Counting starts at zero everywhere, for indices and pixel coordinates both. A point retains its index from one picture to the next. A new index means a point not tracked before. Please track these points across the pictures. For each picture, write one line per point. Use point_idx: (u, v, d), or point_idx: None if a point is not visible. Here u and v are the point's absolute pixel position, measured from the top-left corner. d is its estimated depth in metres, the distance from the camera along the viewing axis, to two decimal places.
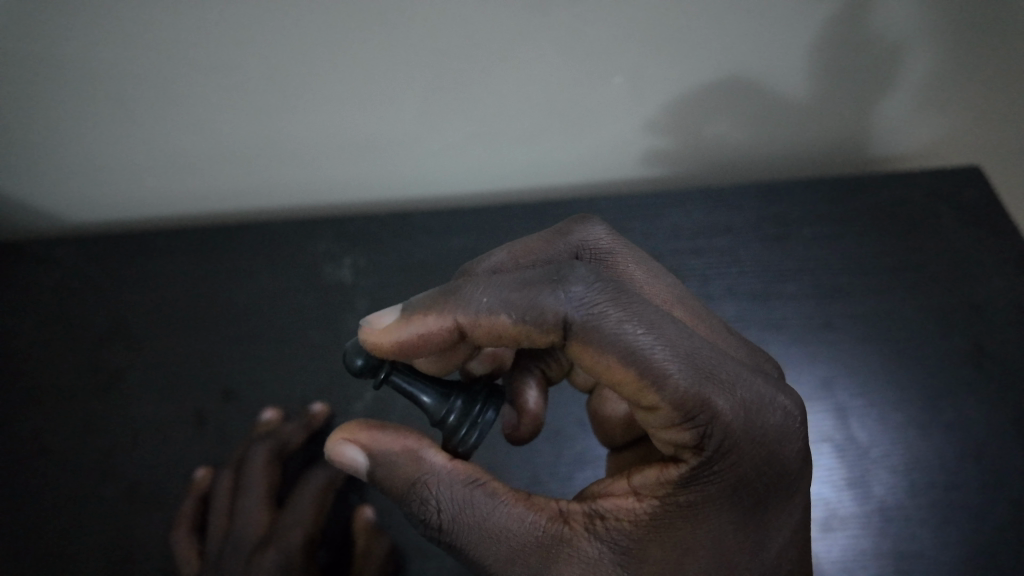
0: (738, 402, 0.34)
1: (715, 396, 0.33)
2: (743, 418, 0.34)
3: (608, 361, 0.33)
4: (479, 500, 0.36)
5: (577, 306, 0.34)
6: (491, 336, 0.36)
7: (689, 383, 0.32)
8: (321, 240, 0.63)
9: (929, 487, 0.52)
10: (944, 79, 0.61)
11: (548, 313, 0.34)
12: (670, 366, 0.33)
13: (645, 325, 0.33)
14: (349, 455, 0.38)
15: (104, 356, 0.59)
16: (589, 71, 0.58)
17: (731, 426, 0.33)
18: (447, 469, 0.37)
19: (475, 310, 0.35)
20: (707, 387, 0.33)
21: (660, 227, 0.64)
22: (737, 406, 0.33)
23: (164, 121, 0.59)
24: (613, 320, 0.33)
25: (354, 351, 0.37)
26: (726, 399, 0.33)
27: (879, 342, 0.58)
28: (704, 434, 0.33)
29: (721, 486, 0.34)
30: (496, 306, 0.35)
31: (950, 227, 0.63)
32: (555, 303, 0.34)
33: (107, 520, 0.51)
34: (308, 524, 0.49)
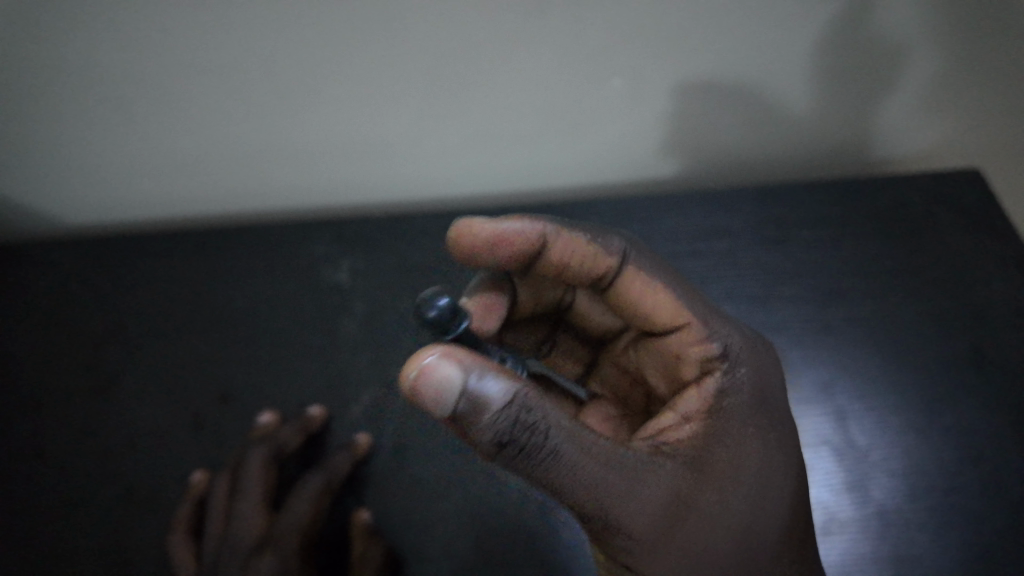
0: (751, 359, 0.44)
1: (722, 331, 0.45)
2: (756, 372, 0.43)
3: (655, 287, 0.46)
4: (585, 437, 0.35)
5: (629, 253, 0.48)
6: (564, 254, 0.47)
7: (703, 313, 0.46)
8: (319, 242, 0.63)
9: (928, 490, 0.52)
10: (943, 81, 0.61)
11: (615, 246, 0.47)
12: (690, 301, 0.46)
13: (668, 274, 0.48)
14: (447, 370, 0.34)
15: (101, 358, 0.59)
16: (587, 73, 0.57)
17: (749, 373, 0.43)
18: (554, 404, 0.35)
19: (562, 227, 0.47)
20: (715, 319, 0.45)
21: (659, 229, 0.64)
22: (742, 345, 0.44)
23: (161, 122, 0.59)
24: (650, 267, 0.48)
25: (433, 304, 0.36)
26: (730, 340, 0.44)
27: (878, 345, 0.58)
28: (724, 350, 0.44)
29: (750, 416, 0.41)
30: (579, 229, 0.47)
31: (949, 230, 0.63)
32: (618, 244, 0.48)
33: (105, 523, 0.51)
34: (305, 525, 0.50)
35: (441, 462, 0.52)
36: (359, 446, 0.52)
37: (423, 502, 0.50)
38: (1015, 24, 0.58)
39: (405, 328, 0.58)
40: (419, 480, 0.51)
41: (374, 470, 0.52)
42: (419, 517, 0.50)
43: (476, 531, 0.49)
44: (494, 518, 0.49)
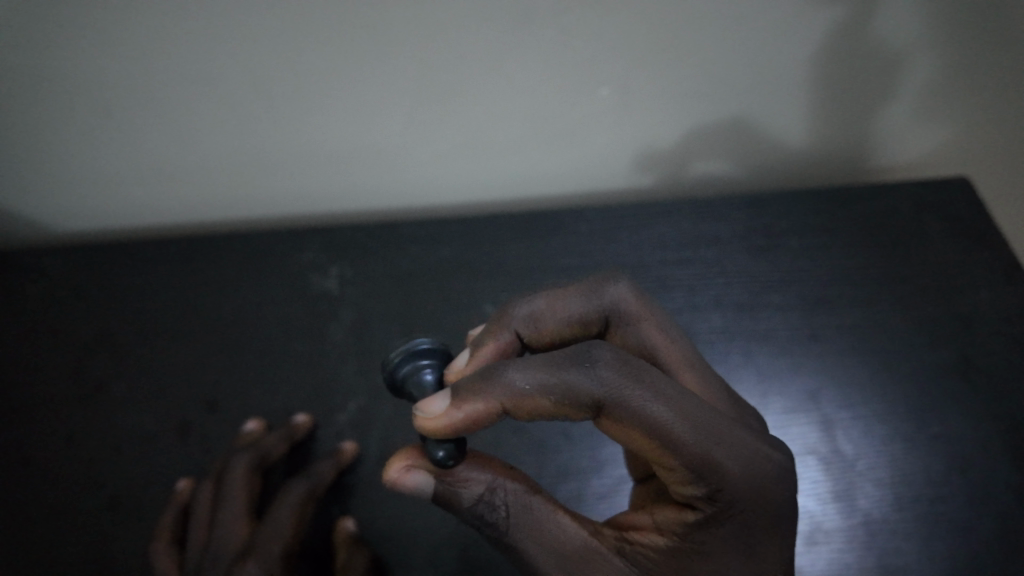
0: (744, 466, 0.38)
1: (719, 454, 0.37)
2: (748, 484, 0.38)
3: (634, 430, 0.37)
4: (548, 527, 0.40)
5: (608, 390, 0.36)
6: (530, 413, 0.37)
7: (705, 430, 0.37)
8: (308, 249, 0.63)
9: (915, 500, 0.52)
10: (931, 91, 0.61)
11: (586, 395, 0.37)
12: (689, 433, 0.36)
13: (660, 415, 0.36)
14: (415, 479, 0.39)
15: (87, 366, 0.59)
16: (575, 82, 0.58)
17: (738, 490, 0.38)
18: (512, 493, 0.40)
19: (513, 390, 0.36)
20: (716, 442, 0.37)
21: (647, 238, 0.64)
22: (742, 466, 0.38)
23: (150, 129, 0.59)
24: (641, 404, 0.36)
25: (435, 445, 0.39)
26: (731, 460, 0.37)
27: (865, 353, 0.58)
28: (712, 488, 0.37)
29: (735, 530, 0.39)
30: (533, 384, 0.37)
31: (936, 240, 0.64)
32: (591, 391, 0.36)
33: (88, 531, 0.51)
34: (287, 537, 0.47)
35: None
36: (345, 454, 0.52)
37: (407, 511, 0.50)
38: (1005, 36, 0.58)
39: (393, 336, 0.59)
40: (404, 489, 0.51)
41: (358, 479, 0.52)
42: (403, 526, 0.50)
43: (460, 540, 0.49)
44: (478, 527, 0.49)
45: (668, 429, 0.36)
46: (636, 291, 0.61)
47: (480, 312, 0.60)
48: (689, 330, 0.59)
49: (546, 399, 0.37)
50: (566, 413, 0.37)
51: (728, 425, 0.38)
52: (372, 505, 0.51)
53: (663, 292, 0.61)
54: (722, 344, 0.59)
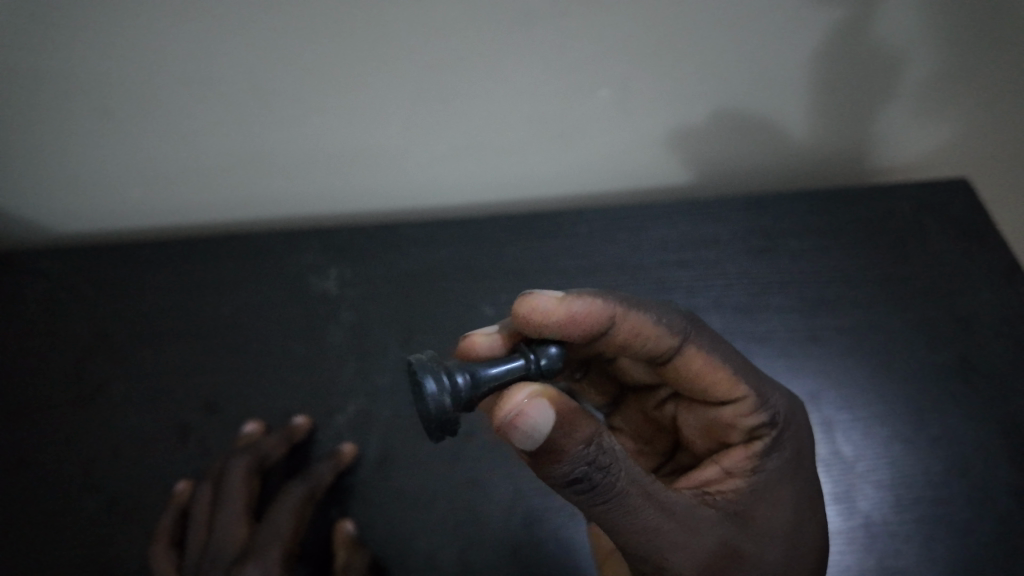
0: (789, 408, 0.43)
1: (770, 393, 0.42)
2: (795, 422, 0.43)
3: (715, 360, 0.41)
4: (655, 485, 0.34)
5: (697, 328, 0.42)
6: (631, 331, 0.39)
7: (757, 375, 0.43)
8: (307, 251, 0.63)
9: (915, 502, 0.52)
10: (931, 92, 0.61)
11: (684, 329, 0.41)
12: (749, 373, 0.42)
13: (728, 352, 0.42)
14: (537, 416, 0.30)
15: (86, 368, 0.58)
16: (574, 84, 0.58)
17: (789, 426, 0.43)
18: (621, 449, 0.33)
19: (622, 301, 0.39)
20: (764, 383, 0.43)
21: (647, 239, 0.64)
22: (785, 407, 0.43)
23: (149, 130, 0.59)
24: (717, 342, 0.42)
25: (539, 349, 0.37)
26: (775, 400, 0.43)
27: (864, 355, 0.58)
28: (774, 418, 0.42)
29: (790, 460, 0.42)
30: (634, 305, 0.40)
31: (936, 241, 0.64)
32: (686, 328, 0.41)
33: (87, 534, 0.51)
34: (287, 538, 0.48)
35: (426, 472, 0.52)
36: (343, 456, 0.52)
37: (407, 512, 0.50)
38: (1005, 38, 0.58)
39: (392, 338, 0.59)
40: (403, 490, 0.51)
41: (357, 481, 0.52)
42: (403, 528, 0.50)
43: (459, 541, 0.49)
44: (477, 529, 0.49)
45: (735, 364, 0.42)
46: (636, 292, 0.61)
47: (480, 314, 0.60)
48: None
49: (649, 324, 0.40)
50: (660, 341, 0.40)
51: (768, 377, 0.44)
52: (372, 507, 0.51)
53: (662, 293, 0.61)
54: None
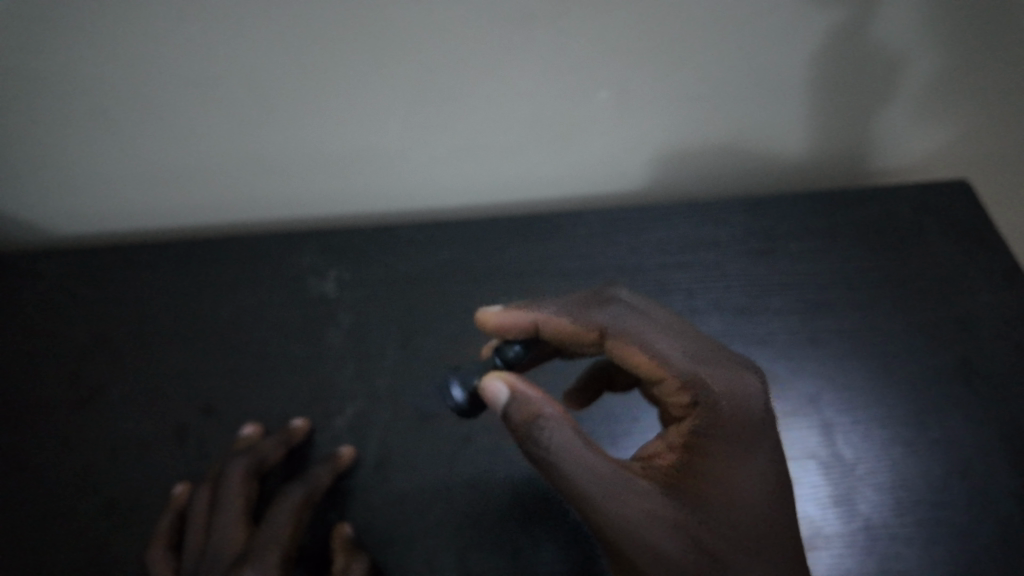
0: (726, 386, 0.40)
1: (708, 377, 0.40)
2: (730, 402, 0.40)
3: (632, 348, 0.42)
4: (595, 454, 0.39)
5: (619, 320, 0.43)
6: (559, 330, 0.45)
7: (697, 360, 0.41)
8: (306, 252, 0.63)
9: (915, 505, 0.51)
10: (929, 95, 0.61)
11: (602, 321, 0.43)
12: (683, 360, 0.41)
13: (657, 341, 0.41)
14: (494, 387, 0.41)
15: (84, 370, 0.58)
16: (573, 85, 0.58)
17: (721, 406, 0.40)
18: (567, 421, 0.40)
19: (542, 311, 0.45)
20: (705, 367, 0.41)
21: (647, 241, 0.64)
22: (732, 390, 0.40)
23: (149, 131, 0.59)
24: (645, 331, 0.42)
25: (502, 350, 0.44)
26: (718, 384, 0.40)
27: (864, 357, 0.58)
28: (700, 399, 0.40)
29: (721, 440, 0.39)
30: (559, 310, 0.44)
31: (936, 242, 0.63)
32: (606, 320, 0.43)
33: (84, 537, 0.50)
34: (285, 541, 0.47)
35: (425, 475, 0.52)
36: (342, 458, 0.51)
37: (405, 516, 0.50)
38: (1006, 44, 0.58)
39: (391, 340, 0.58)
40: (402, 494, 0.51)
41: (356, 484, 0.51)
42: (401, 531, 0.50)
43: (458, 545, 0.49)
44: (476, 532, 0.49)
45: (667, 352, 0.41)
46: (635, 294, 0.61)
47: (479, 316, 0.60)
48: None
49: (571, 321, 0.44)
50: (584, 335, 0.44)
51: (721, 358, 0.41)
52: (370, 510, 0.50)
53: (661, 294, 0.61)
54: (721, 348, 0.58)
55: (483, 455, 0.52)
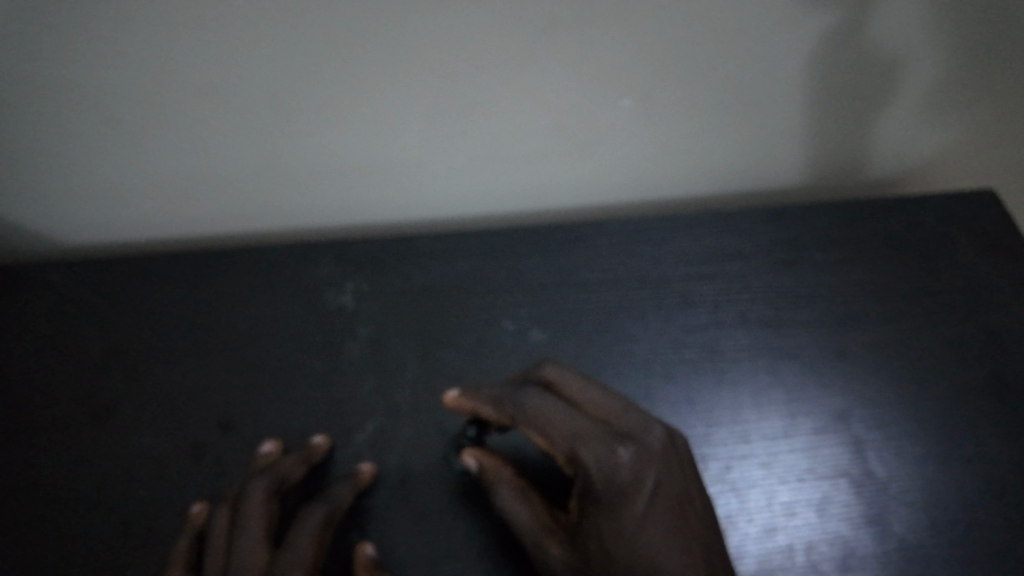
0: (596, 459, 0.42)
1: (581, 450, 0.42)
2: (599, 472, 0.41)
3: (533, 433, 0.45)
4: (526, 508, 0.45)
5: (517, 406, 0.45)
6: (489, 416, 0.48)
7: (574, 435, 0.43)
8: (323, 263, 0.62)
9: (950, 524, 0.50)
10: (940, 97, 0.62)
11: (507, 409, 0.46)
12: (563, 438, 0.43)
13: (544, 422, 0.44)
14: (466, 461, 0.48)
15: (98, 385, 0.57)
16: (598, 94, 0.58)
17: (591, 476, 0.41)
18: (511, 482, 0.46)
19: (474, 397, 0.48)
20: (580, 441, 0.43)
21: (669, 251, 0.63)
22: (601, 458, 0.42)
23: (166, 140, 0.58)
24: (537, 415, 0.44)
25: (467, 427, 0.51)
26: (590, 453, 0.42)
27: (894, 372, 0.57)
28: (580, 471, 0.42)
29: (599, 502, 0.41)
30: (488, 398, 0.48)
31: (963, 253, 0.62)
32: (510, 408, 0.46)
33: (99, 558, 0.49)
34: (309, 563, 0.43)
35: (448, 495, 0.50)
36: (361, 475, 0.50)
37: (428, 537, 0.49)
38: (1015, 48, 0.59)
39: (411, 354, 0.57)
40: (424, 513, 0.50)
41: (376, 502, 0.50)
42: (423, 553, 0.48)
43: (483, 568, 0.47)
44: (504, 554, 0.48)
45: (551, 433, 0.44)
46: (659, 306, 0.60)
47: (501, 329, 0.59)
48: (714, 348, 0.58)
49: (492, 409, 0.47)
50: (503, 421, 0.47)
51: (601, 428, 0.43)
52: (391, 530, 0.49)
53: (686, 307, 0.60)
54: (748, 362, 0.57)
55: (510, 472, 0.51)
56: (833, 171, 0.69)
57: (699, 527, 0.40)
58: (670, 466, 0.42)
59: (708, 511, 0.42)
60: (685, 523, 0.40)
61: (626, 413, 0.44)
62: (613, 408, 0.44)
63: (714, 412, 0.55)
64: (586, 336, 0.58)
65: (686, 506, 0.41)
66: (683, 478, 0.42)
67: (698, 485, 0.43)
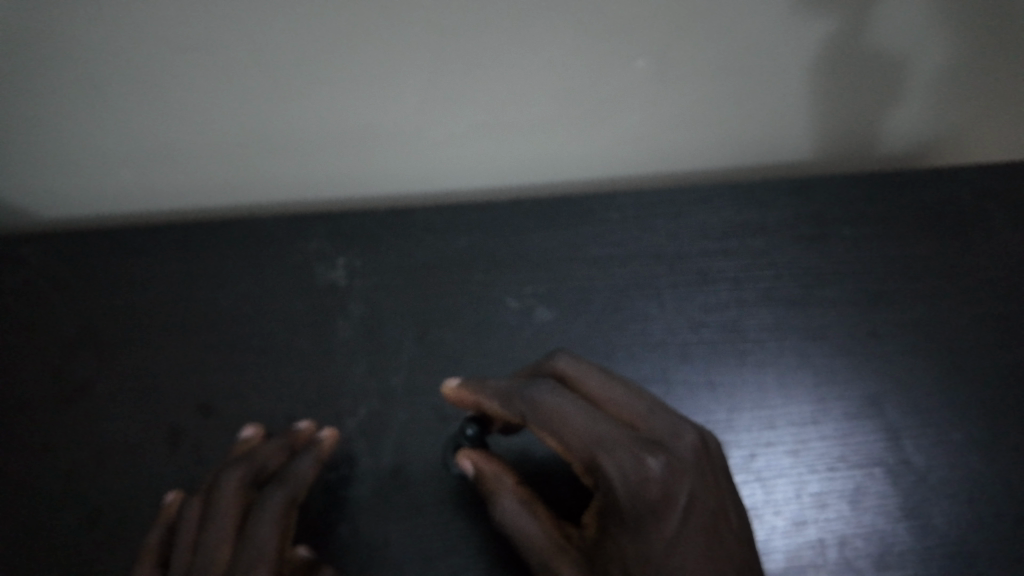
0: (623, 473, 0.37)
1: (603, 459, 0.37)
2: (626, 486, 0.36)
3: (548, 437, 0.40)
4: (531, 522, 0.40)
5: (528, 404, 0.40)
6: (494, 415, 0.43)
7: (597, 442, 0.38)
8: (313, 237, 0.58)
9: (997, 519, 0.46)
10: (980, 60, 0.57)
11: (518, 405, 0.41)
12: (584, 444, 0.38)
13: (562, 424, 0.39)
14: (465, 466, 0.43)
15: (70, 365, 0.53)
16: (608, 52, 0.53)
17: (617, 490, 0.37)
18: (515, 493, 0.41)
19: (479, 395, 0.43)
20: (603, 448, 0.38)
21: (686, 225, 0.58)
22: (630, 470, 0.37)
23: (143, 101, 0.54)
24: (554, 416, 0.39)
25: (466, 423, 0.45)
26: (614, 463, 0.37)
27: (931, 353, 0.52)
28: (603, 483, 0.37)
29: (626, 520, 0.37)
30: (495, 394, 0.42)
31: (1003, 227, 0.58)
32: (520, 405, 0.41)
33: (67, 552, 0.45)
34: (274, 550, 0.38)
35: (447, 483, 0.46)
36: (324, 442, 0.44)
37: (425, 530, 0.45)
38: None
39: (406, 334, 0.53)
40: (420, 504, 0.46)
41: (369, 493, 0.46)
42: (419, 548, 0.44)
43: (485, 565, 0.44)
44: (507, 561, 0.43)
45: (570, 438, 0.39)
46: (676, 284, 0.56)
47: (504, 308, 0.54)
48: (735, 328, 0.53)
49: (500, 405, 0.42)
50: (512, 419, 0.42)
51: (627, 435, 0.38)
52: (384, 523, 0.45)
53: (704, 284, 0.56)
54: (772, 343, 0.53)
55: (515, 462, 0.47)
56: (859, 142, 0.64)
57: (735, 547, 0.37)
58: (705, 479, 0.38)
59: (743, 527, 0.38)
60: (721, 544, 0.36)
61: (654, 416, 0.40)
62: (638, 410, 0.40)
63: (736, 397, 0.50)
64: (595, 315, 0.54)
65: (721, 522, 0.37)
66: (718, 490, 0.38)
67: (733, 496, 0.39)
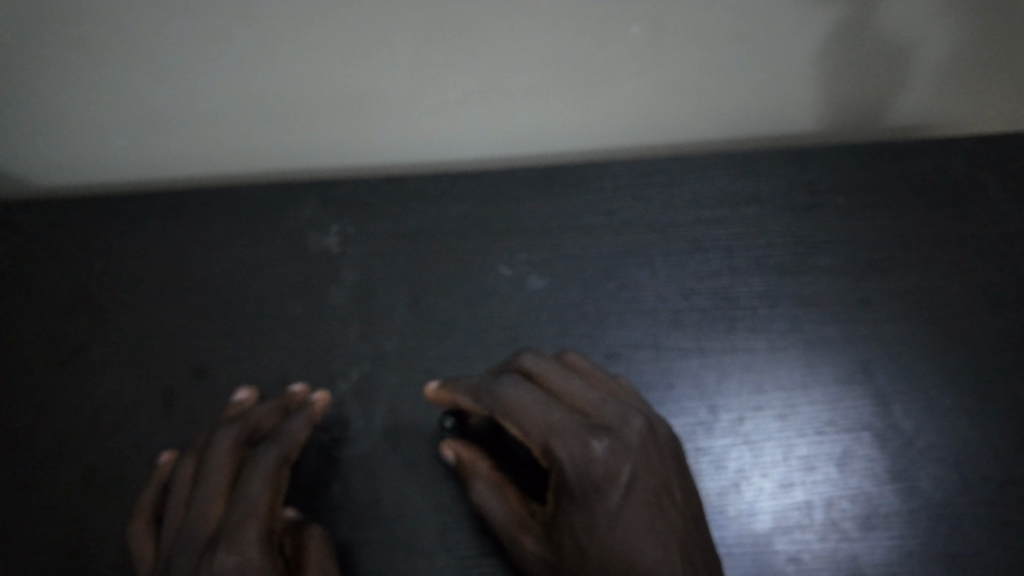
0: (570, 456, 0.38)
1: (553, 443, 0.38)
2: (573, 467, 0.37)
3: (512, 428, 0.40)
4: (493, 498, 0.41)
5: (493, 397, 0.41)
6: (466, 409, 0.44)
7: (549, 426, 0.39)
8: (306, 204, 0.58)
9: (983, 482, 0.46)
10: (976, 28, 0.57)
11: (484, 400, 0.42)
12: (538, 431, 0.39)
13: (522, 413, 0.40)
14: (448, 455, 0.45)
15: (64, 329, 0.53)
16: (603, 18, 0.53)
17: (564, 471, 0.37)
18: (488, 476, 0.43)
19: (452, 392, 0.44)
20: (555, 432, 0.39)
21: (679, 194, 0.58)
22: (575, 451, 0.38)
23: (135, 64, 0.54)
24: (513, 406, 0.40)
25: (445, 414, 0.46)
26: (563, 446, 0.38)
27: (921, 321, 0.53)
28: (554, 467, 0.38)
29: (573, 498, 0.37)
30: (464, 390, 0.43)
31: (998, 196, 0.58)
32: (486, 399, 0.42)
33: (62, 509, 0.46)
34: (263, 510, 0.39)
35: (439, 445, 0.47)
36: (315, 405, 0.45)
37: (416, 491, 0.45)
38: None
39: (398, 301, 0.53)
40: (411, 466, 0.46)
41: (360, 454, 0.47)
42: (410, 508, 0.45)
43: (475, 524, 0.44)
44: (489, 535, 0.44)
45: (528, 425, 0.40)
46: (668, 252, 0.56)
47: (496, 276, 0.55)
48: (726, 295, 0.54)
49: (470, 400, 0.43)
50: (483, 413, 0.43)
51: (576, 420, 0.39)
52: (376, 484, 0.45)
53: (696, 252, 0.56)
54: (763, 311, 0.53)
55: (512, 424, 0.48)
56: (855, 115, 0.63)
57: (680, 522, 0.37)
58: (650, 460, 0.38)
59: (689, 505, 0.38)
60: (663, 517, 0.37)
61: (605, 404, 0.40)
62: (592, 399, 0.41)
63: (726, 363, 0.51)
64: (587, 283, 0.54)
65: (664, 499, 0.37)
66: (662, 472, 0.39)
67: (680, 476, 0.39)
